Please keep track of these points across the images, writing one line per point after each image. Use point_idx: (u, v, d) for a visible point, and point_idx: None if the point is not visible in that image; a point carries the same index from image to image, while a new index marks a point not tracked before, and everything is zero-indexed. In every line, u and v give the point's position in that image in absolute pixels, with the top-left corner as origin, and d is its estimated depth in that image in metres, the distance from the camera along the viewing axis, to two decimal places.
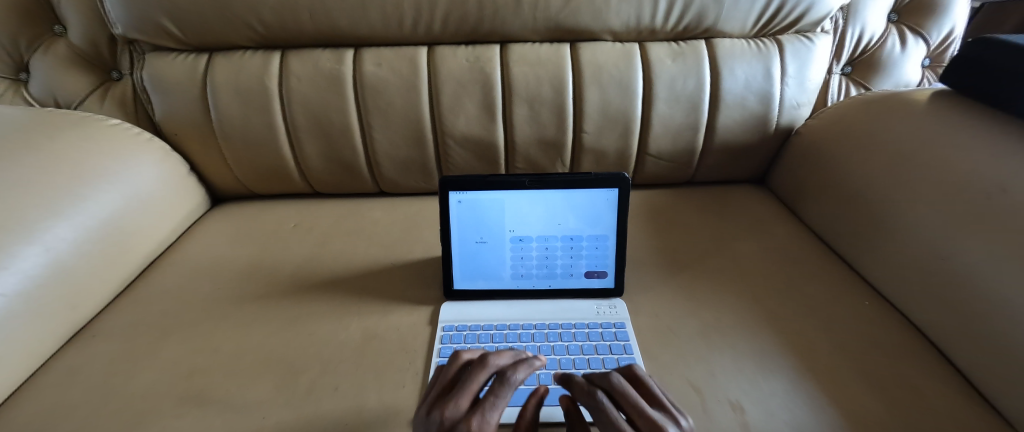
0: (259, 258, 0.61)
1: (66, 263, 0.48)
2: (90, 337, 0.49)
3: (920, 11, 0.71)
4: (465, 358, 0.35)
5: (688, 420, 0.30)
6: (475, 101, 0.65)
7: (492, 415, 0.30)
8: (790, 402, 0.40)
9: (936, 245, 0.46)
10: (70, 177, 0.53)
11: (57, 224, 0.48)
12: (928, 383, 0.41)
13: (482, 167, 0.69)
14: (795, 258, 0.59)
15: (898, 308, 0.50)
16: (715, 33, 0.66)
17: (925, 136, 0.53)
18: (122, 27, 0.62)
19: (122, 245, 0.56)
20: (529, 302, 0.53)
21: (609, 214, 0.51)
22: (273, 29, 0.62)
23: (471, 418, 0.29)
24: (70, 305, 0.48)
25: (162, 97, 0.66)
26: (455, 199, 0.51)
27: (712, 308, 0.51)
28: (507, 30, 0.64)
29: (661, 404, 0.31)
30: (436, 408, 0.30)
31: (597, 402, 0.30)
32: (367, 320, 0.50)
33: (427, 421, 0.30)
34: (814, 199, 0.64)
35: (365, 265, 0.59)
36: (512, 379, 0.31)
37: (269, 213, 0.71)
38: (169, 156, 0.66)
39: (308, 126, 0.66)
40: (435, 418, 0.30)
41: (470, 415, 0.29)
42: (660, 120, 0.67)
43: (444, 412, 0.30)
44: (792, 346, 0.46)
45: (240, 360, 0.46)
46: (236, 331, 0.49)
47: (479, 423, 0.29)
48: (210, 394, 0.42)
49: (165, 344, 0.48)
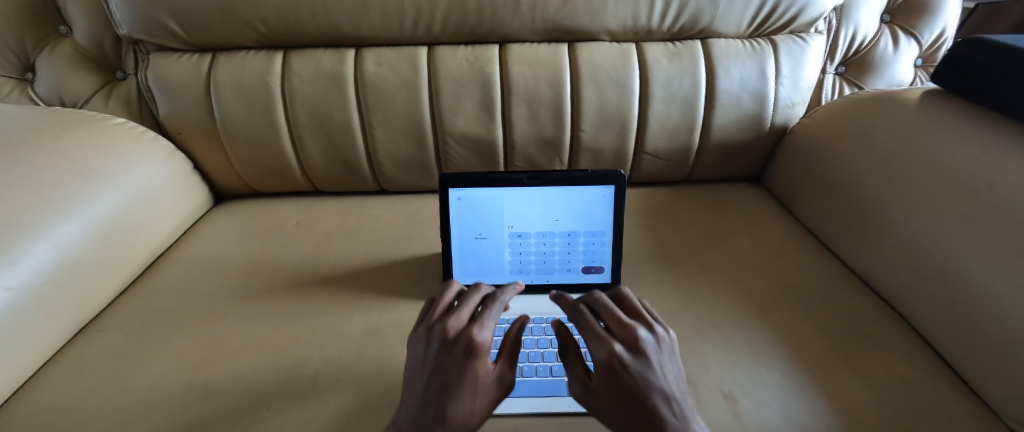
0: (262, 255, 0.62)
1: (73, 259, 0.49)
2: (96, 332, 0.50)
3: (912, 12, 0.72)
4: (456, 285, 0.38)
5: (662, 330, 0.32)
6: (474, 100, 0.66)
7: (491, 327, 0.32)
8: (782, 393, 0.41)
9: (925, 242, 0.47)
10: (77, 175, 0.54)
11: (65, 221, 0.50)
12: (916, 375, 0.42)
13: (481, 165, 0.70)
14: (789, 254, 0.60)
15: (888, 303, 0.51)
16: (711, 33, 0.67)
17: (916, 135, 0.54)
18: (127, 28, 0.63)
19: (128, 242, 0.56)
20: (527, 297, 0.54)
21: (606, 211, 0.52)
22: (275, 29, 0.63)
23: (473, 327, 0.31)
24: (77, 301, 0.49)
25: (166, 97, 0.66)
26: (455, 196, 0.52)
27: (707, 303, 0.52)
28: (506, 30, 0.65)
29: (638, 315, 0.33)
30: (437, 323, 0.32)
31: (577, 308, 0.33)
32: (369, 316, 0.51)
33: (428, 336, 0.32)
34: (808, 196, 0.65)
35: (365, 262, 0.60)
36: (503, 298, 0.35)
37: (271, 211, 0.72)
38: (173, 155, 0.67)
39: (309, 125, 0.67)
40: (437, 332, 0.32)
41: (472, 325, 0.31)
42: (656, 119, 0.68)
43: (447, 325, 0.32)
44: (785, 339, 0.47)
45: (245, 354, 0.47)
46: (240, 326, 0.50)
47: (481, 331, 0.31)
48: (216, 387, 0.43)
49: (171, 338, 0.49)
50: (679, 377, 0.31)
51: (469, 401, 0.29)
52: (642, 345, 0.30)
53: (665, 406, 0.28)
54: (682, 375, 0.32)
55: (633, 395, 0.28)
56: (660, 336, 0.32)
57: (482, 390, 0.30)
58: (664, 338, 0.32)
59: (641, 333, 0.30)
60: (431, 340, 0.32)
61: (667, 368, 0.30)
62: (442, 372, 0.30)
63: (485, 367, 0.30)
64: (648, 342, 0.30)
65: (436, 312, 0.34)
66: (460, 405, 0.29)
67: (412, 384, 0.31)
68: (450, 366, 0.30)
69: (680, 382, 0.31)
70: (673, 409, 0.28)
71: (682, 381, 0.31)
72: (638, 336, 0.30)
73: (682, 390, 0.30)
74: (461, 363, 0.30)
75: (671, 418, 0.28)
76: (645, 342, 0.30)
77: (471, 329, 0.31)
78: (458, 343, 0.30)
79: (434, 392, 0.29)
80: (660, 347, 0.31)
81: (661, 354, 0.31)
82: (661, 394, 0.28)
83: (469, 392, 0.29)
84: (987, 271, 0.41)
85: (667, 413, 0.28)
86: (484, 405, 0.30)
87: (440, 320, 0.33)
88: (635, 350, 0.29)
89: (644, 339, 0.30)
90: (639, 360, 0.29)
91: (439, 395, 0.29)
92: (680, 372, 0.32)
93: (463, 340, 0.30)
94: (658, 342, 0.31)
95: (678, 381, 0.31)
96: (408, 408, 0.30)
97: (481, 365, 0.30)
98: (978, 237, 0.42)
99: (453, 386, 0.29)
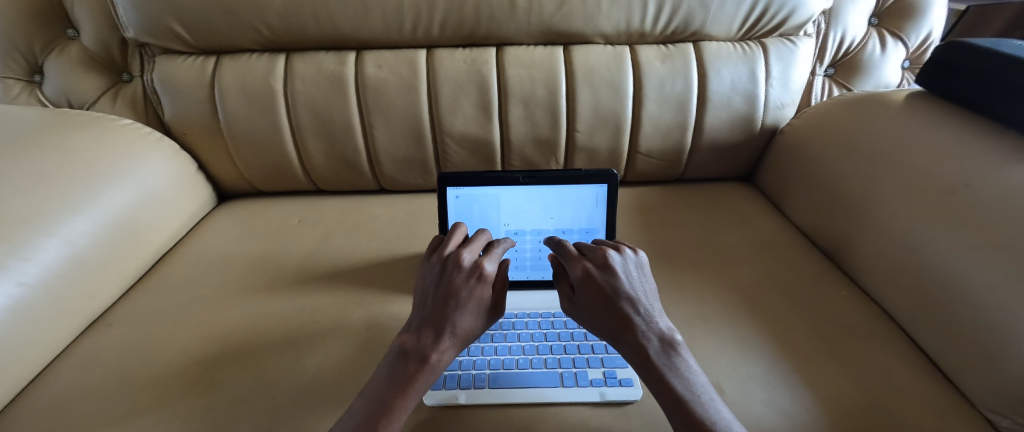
0: (265, 252, 0.63)
1: (83, 255, 0.51)
2: (104, 327, 0.51)
3: (899, 15, 0.74)
4: (462, 229, 0.47)
5: (630, 253, 0.42)
6: (472, 101, 0.67)
7: (493, 263, 0.42)
8: (767, 384, 0.42)
9: (908, 239, 0.48)
10: (86, 174, 0.55)
11: (75, 218, 0.51)
12: (897, 367, 0.44)
13: (478, 165, 0.72)
14: (779, 251, 0.61)
15: (873, 298, 0.53)
16: (702, 36, 0.68)
17: (901, 136, 0.56)
18: (134, 30, 0.65)
19: (136, 239, 0.58)
20: (522, 293, 0.56)
21: (599, 209, 0.54)
22: (278, 33, 0.65)
23: (480, 261, 0.41)
24: (87, 296, 0.51)
25: (171, 98, 0.68)
26: (452, 195, 0.54)
27: (698, 298, 0.54)
28: (502, 33, 0.66)
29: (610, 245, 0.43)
30: (451, 255, 0.41)
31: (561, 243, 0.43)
32: (369, 311, 0.53)
33: (443, 263, 0.41)
34: (797, 195, 0.67)
35: (366, 259, 0.62)
36: (502, 247, 0.45)
37: (273, 209, 0.73)
38: (178, 155, 0.69)
39: (311, 126, 0.68)
40: (452, 261, 0.41)
41: (479, 259, 0.41)
42: (649, 120, 0.69)
43: (460, 256, 0.41)
44: (772, 332, 0.48)
45: (250, 348, 0.48)
46: (244, 321, 0.52)
47: (487, 265, 0.41)
48: (221, 379, 0.44)
49: (177, 332, 0.50)
50: (646, 286, 0.41)
51: (472, 315, 0.40)
52: (610, 261, 0.40)
53: (629, 305, 0.38)
54: (650, 287, 0.41)
55: (602, 296, 0.38)
56: (628, 256, 0.42)
57: (482, 307, 0.40)
58: (632, 258, 0.42)
59: (610, 253, 0.40)
60: (445, 266, 0.41)
61: (633, 279, 0.40)
62: (455, 290, 0.39)
63: (487, 291, 0.40)
64: (616, 260, 0.40)
65: (448, 247, 0.43)
66: (467, 315, 0.39)
67: (427, 298, 0.41)
68: (462, 286, 0.39)
69: (647, 290, 0.41)
70: (636, 306, 0.38)
71: (649, 289, 0.41)
72: (607, 255, 0.40)
73: (648, 295, 0.40)
74: (471, 285, 0.40)
75: (633, 312, 0.38)
76: (612, 259, 0.40)
77: (480, 262, 0.41)
78: (470, 271, 0.40)
79: (448, 305, 0.39)
80: (627, 264, 0.41)
81: (627, 268, 0.41)
82: (625, 296, 0.38)
83: (473, 307, 0.40)
84: (965, 266, 0.42)
85: (631, 308, 0.38)
86: (481, 319, 0.41)
87: (453, 252, 0.42)
88: (604, 266, 0.40)
89: (612, 257, 0.40)
90: (607, 272, 0.39)
91: (452, 307, 0.39)
92: (648, 284, 0.41)
93: (473, 269, 0.40)
94: (625, 260, 0.41)
95: (646, 290, 0.41)
96: (423, 316, 0.40)
97: (484, 289, 0.40)
98: (957, 234, 0.44)
99: (463, 300, 0.39)
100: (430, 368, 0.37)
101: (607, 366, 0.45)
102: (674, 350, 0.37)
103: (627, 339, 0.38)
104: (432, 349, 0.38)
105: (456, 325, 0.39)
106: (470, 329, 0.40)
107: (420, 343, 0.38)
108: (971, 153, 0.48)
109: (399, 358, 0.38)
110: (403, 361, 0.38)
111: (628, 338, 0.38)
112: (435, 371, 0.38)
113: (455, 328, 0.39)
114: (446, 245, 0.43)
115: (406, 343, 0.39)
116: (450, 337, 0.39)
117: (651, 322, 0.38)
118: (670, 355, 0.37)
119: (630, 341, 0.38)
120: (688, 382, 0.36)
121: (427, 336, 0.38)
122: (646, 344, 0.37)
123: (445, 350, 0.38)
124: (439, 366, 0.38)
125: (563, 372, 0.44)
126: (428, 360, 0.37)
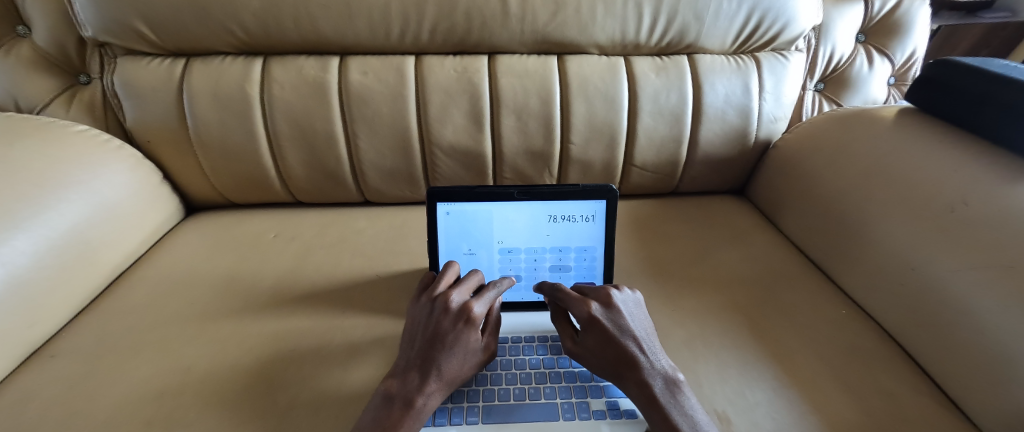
0: (237, 271, 0.58)
1: (23, 277, 0.45)
2: (48, 357, 0.46)
3: (885, 33, 0.75)
4: (456, 269, 0.47)
5: (631, 294, 0.44)
6: (462, 111, 0.65)
7: (484, 305, 0.42)
8: (775, 412, 0.41)
9: (905, 256, 0.48)
10: (32, 185, 0.50)
11: (16, 236, 0.45)
12: (903, 390, 0.43)
13: (469, 176, 0.69)
14: (775, 268, 0.60)
15: (871, 316, 0.52)
16: (696, 49, 0.68)
17: (893, 152, 0.56)
18: (92, 29, 0.60)
19: (86, 258, 0.52)
20: (518, 315, 0.52)
21: (597, 226, 0.52)
22: (256, 35, 0.61)
23: (470, 303, 0.41)
24: (28, 323, 0.45)
25: (134, 103, 0.63)
26: (443, 210, 0.51)
27: (698, 317, 0.52)
28: (495, 41, 0.64)
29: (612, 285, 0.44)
30: (440, 296, 0.42)
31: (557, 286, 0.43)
32: (350, 335, 0.49)
33: (432, 304, 0.41)
34: (792, 210, 0.66)
35: (348, 278, 0.58)
36: (496, 289, 0.44)
37: (247, 223, 0.69)
38: (141, 165, 0.63)
39: (290, 134, 0.64)
40: (441, 302, 0.41)
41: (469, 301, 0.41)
42: (644, 133, 0.68)
43: (449, 298, 0.41)
44: (774, 355, 0.47)
45: (213, 379, 0.43)
46: (209, 348, 0.47)
47: (476, 307, 0.41)
48: (178, 415, 0.40)
49: (132, 362, 0.45)
50: (645, 325, 0.42)
51: (460, 358, 0.39)
52: (612, 299, 0.41)
53: (633, 343, 0.38)
54: (649, 325, 0.43)
55: (606, 336, 0.39)
56: (627, 295, 0.43)
57: (469, 352, 0.40)
58: (630, 296, 0.43)
59: (611, 293, 0.41)
60: (434, 308, 0.41)
61: (633, 316, 0.41)
62: (443, 333, 0.39)
63: (476, 335, 0.41)
64: (618, 300, 0.41)
65: (438, 287, 0.43)
66: (454, 359, 0.39)
67: (414, 339, 0.40)
68: (450, 330, 0.39)
69: (646, 328, 0.41)
70: (639, 343, 0.39)
71: (648, 327, 0.42)
72: (609, 294, 0.41)
73: (648, 333, 0.41)
74: (459, 328, 0.39)
75: (637, 349, 0.38)
76: (613, 297, 0.41)
77: (469, 304, 0.41)
78: (457, 313, 0.40)
79: (435, 347, 0.38)
80: (625, 302, 0.42)
81: (626, 306, 0.42)
82: (628, 333, 0.39)
83: (461, 351, 0.40)
84: (961, 286, 0.42)
85: (634, 346, 0.38)
86: (469, 363, 0.41)
87: (443, 293, 0.42)
88: (607, 305, 0.40)
89: (613, 296, 0.41)
90: (610, 311, 0.40)
91: (440, 350, 0.39)
92: (646, 321, 0.42)
93: (462, 312, 0.40)
94: (625, 298, 0.43)
95: (645, 329, 0.41)
96: (410, 358, 0.39)
97: (473, 333, 0.40)
98: (959, 252, 0.43)
99: (451, 344, 0.39)
100: (416, 413, 0.36)
101: (609, 396, 0.42)
102: (677, 388, 0.37)
103: (631, 377, 0.38)
104: (418, 393, 0.37)
105: (444, 368, 0.38)
106: (456, 374, 0.40)
107: (406, 387, 0.37)
108: (965, 171, 0.48)
109: (383, 404, 0.36)
110: (387, 407, 0.36)
111: (634, 376, 0.37)
112: (420, 417, 0.36)
113: (442, 371, 0.38)
114: (437, 285, 0.44)
115: (391, 387, 0.37)
116: (436, 380, 0.38)
117: (654, 360, 0.38)
118: (674, 393, 0.36)
119: (635, 380, 0.37)
120: (693, 420, 0.35)
121: (412, 379, 0.37)
122: (650, 383, 0.37)
123: (431, 394, 0.37)
124: (424, 412, 0.37)
125: (562, 403, 0.42)
126: (413, 404, 0.36)
